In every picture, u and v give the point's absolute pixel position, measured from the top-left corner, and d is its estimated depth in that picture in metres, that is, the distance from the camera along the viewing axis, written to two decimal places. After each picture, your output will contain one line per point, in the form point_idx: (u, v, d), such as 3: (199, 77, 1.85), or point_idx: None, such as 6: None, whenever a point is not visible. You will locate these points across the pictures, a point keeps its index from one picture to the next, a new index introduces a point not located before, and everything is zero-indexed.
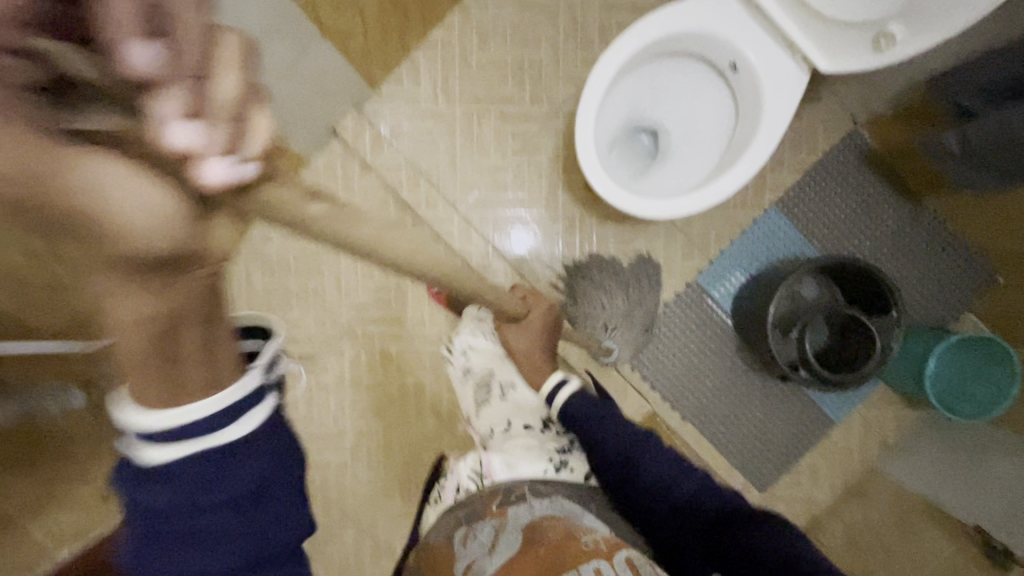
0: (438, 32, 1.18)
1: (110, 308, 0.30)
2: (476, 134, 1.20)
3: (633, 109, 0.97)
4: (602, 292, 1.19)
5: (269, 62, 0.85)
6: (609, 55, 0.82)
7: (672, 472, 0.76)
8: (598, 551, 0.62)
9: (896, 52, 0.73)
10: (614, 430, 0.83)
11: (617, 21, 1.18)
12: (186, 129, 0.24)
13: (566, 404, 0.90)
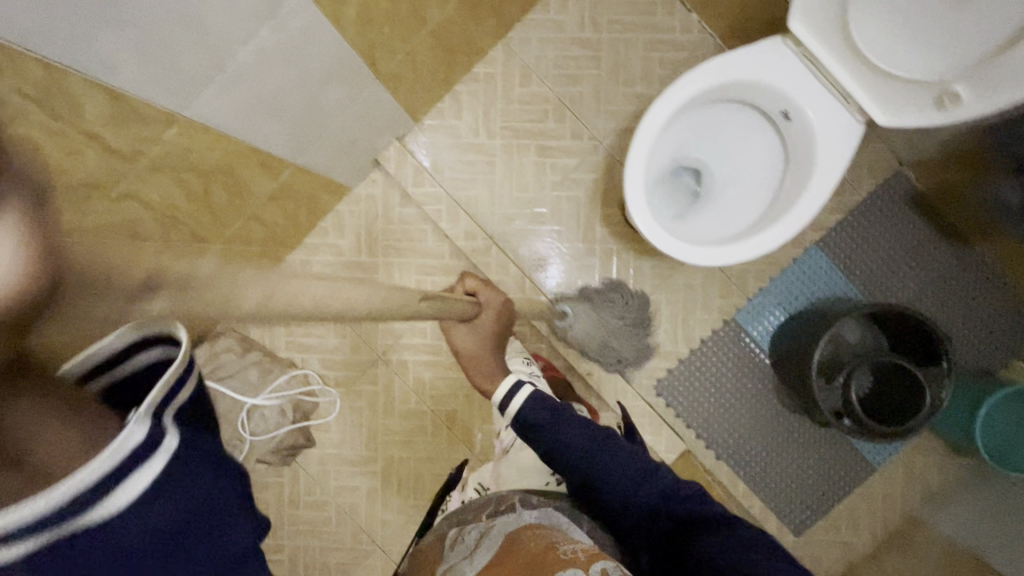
0: (482, 67, 1.20)
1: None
2: (516, 169, 1.21)
3: (678, 152, 0.97)
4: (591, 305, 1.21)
5: (322, 106, 0.87)
6: (661, 104, 0.82)
7: (637, 475, 0.80)
8: (576, 558, 0.62)
9: (963, 111, 0.72)
10: (579, 435, 0.82)
11: (661, 58, 1.18)
12: None
13: (522, 411, 0.87)
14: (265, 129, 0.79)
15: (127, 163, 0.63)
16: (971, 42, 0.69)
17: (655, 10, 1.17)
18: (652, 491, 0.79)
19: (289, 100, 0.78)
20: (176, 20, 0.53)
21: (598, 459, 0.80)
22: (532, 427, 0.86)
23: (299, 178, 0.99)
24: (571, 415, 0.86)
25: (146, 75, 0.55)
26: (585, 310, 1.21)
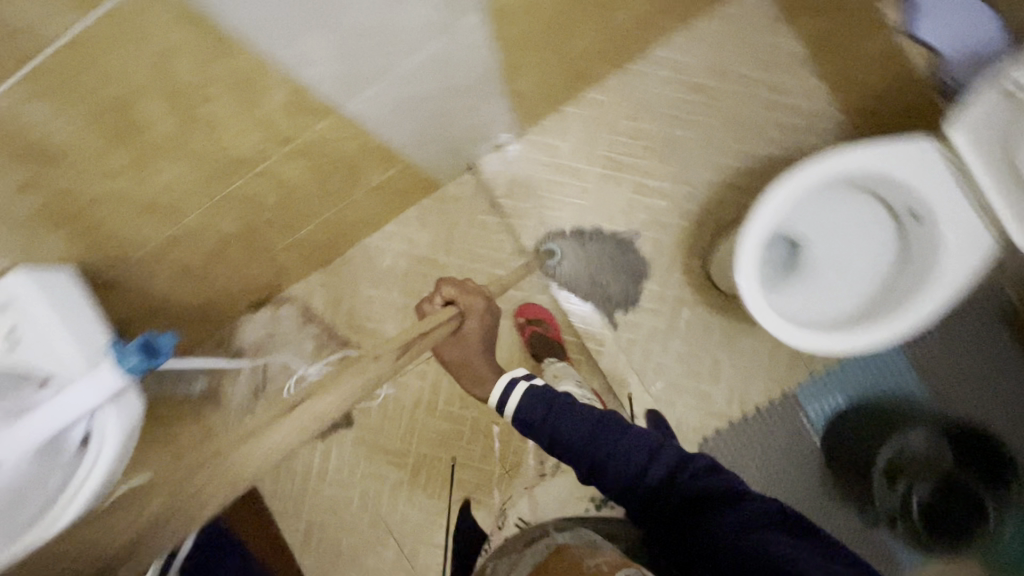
0: (596, 94, 1.20)
1: None
2: (607, 200, 1.21)
3: (787, 224, 0.97)
4: (593, 255, 1.22)
5: (452, 114, 0.88)
6: (792, 176, 0.82)
7: (644, 452, 0.79)
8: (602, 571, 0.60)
9: None
10: (580, 429, 0.78)
11: (777, 121, 1.17)
12: None
13: (518, 409, 0.81)
14: (398, 131, 0.81)
15: (281, 146, 0.64)
16: None
17: (781, 71, 1.16)
18: (661, 469, 0.78)
19: (431, 106, 0.79)
20: (374, 33, 0.54)
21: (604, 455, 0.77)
22: (531, 425, 0.81)
23: (405, 174, 1.00)
24: (570, 405, 0.80)
25: (331, 75, 0.56)
26: (587, 260, 1.22)
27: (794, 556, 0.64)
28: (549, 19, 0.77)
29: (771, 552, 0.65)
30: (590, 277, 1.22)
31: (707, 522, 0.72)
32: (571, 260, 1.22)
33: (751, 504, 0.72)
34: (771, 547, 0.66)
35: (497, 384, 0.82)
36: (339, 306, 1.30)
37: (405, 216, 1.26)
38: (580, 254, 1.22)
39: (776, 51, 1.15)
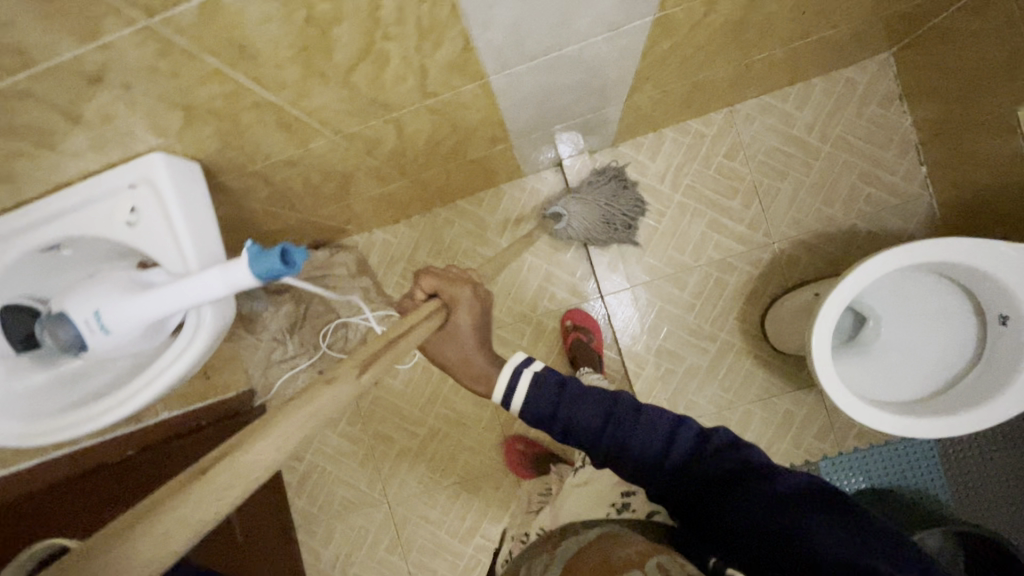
0: (697, 124, 1.20)
1: None
2: (681, 229, 1.22)
3: (867, 296, 0.97)
4: (608, 193, 1.18)
5: (570, 111, 0.89)
6: (891, 254, 0.82)
7: (664, 429, 0.70)
8: (633, 560, 0.62)
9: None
10: (593, 411, 0.72)
11: (870, 194, 1.16)
12: None
13: (527, 406, 0.73)
14: (520, 112, 0.82)
15: (423, 99, 0.66)
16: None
17: (887, 147, 1.15)
18: (682, 448, 0.69)
19: (560, 96, 0.80)
20: (555, 12, 0.55)
21: (623, 436, 0.70)
22: (536, 418, 0.73)
23: (501, 155, 1.02)
24: (582, 391, 0.74)
25: (499, 43, 0.58)
26: (602, 197, 1.18)
27: (822, 542, 0.54)
28: (696, 39, 0.77)
29: (805, 541, 0.55)
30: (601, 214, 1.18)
31: (728, 506, 0.62)
32: (581, 217, 1.16)
33: (777, 483, 0.61)
34: (804, 534, 0.56)
35: (499, 375, 0.73)
36: (394, 266, 1.31)
37: (481, 195, 1.27)
38: (594, 192, 1.18)
39: (887, 127, 1.15)
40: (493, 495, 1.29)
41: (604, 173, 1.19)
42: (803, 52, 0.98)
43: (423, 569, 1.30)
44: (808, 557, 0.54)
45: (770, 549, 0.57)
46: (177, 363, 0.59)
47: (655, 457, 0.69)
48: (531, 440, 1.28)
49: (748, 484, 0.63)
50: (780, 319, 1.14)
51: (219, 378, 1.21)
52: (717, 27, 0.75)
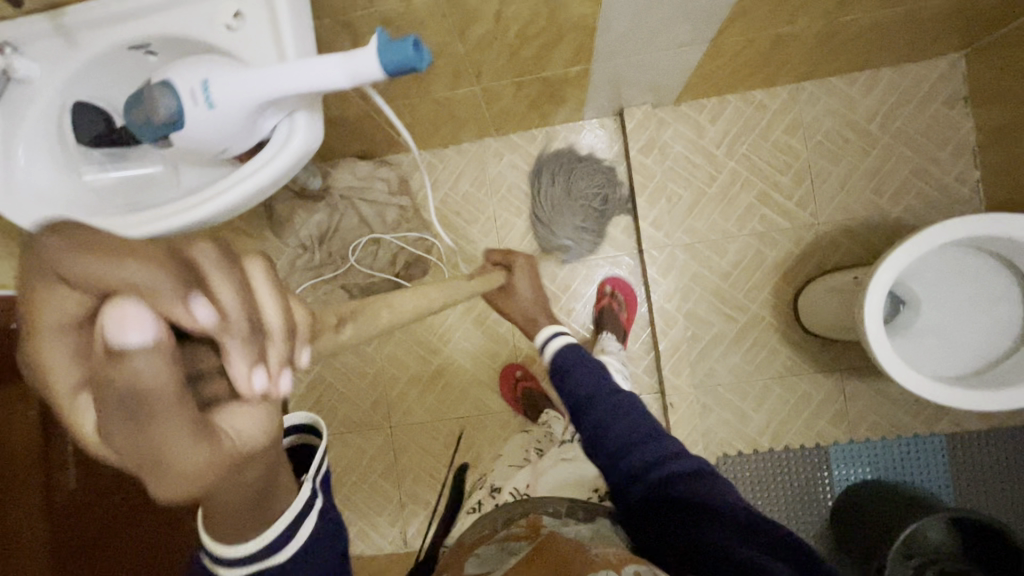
0: (762, 95, 1.20)
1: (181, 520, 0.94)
2: (729, 197, 1.22)
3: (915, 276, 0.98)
4: (575, 194, 1.24)
5: (655, 38, 0.88)
6: (964, 222, 0.83)
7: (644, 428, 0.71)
8: (607, 562, 0.49)
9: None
10: (595, 384, 0.77)
11: (919, 191, 1.17)
12: (257, 367, 0.29)
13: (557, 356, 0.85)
14: (615, 23, 0.81)
15: None
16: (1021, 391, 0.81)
17: (943, 146, 1.17)
18: (658, 457, 0.68)
19: (657, 12, 0.80)
20: None
21: (604, 416, 0.72)
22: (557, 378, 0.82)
23: (576, 79, 1.01)
24: (597, 367, 0.80)
25: None
26: (571, 200, 1.24)
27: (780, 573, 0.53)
28: None
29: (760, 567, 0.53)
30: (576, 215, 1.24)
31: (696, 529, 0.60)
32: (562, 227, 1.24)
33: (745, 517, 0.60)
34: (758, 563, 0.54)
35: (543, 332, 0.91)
36: (434, 190, 1.29)
37: (535, 132, 1.26)
38: (560, 199, 1.25)
39: (946, 128, 1.17)
40: (497, 436, 1.27)
41: (565, 175, 1.24)
42: (885, 28, 0.98)
43: (415, 499, 1.28)
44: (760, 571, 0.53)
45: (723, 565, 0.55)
46: (258, 175, 0.57)
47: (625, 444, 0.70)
48: (529, 372, 1.27)
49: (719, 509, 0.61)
50: (816, 297, 1.14)
51: None
52: None
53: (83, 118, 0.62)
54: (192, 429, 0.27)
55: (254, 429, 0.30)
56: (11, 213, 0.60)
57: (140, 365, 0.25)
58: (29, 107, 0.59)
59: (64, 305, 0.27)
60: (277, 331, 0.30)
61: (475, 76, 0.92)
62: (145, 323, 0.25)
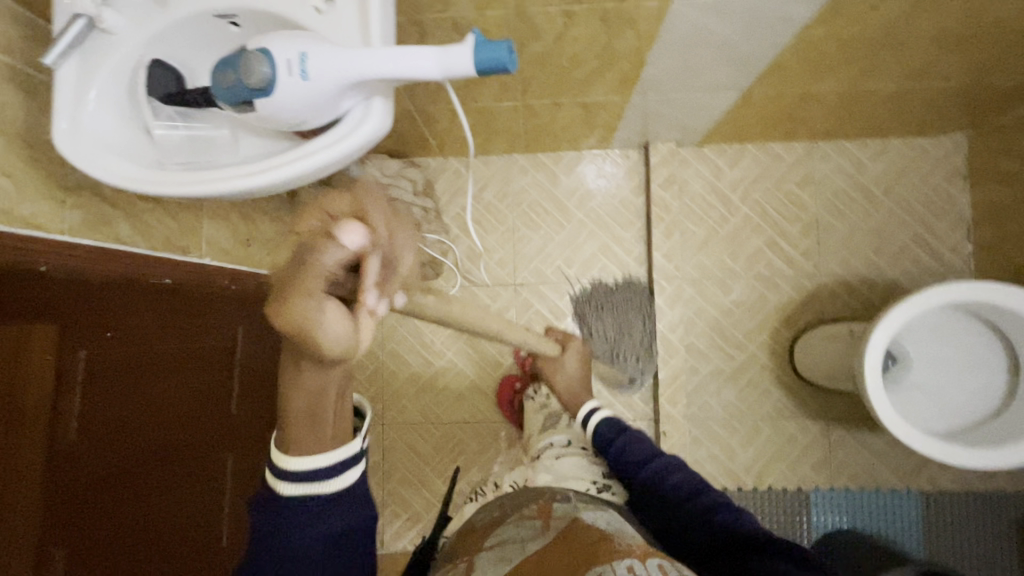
0: (780, 148, 1.27)
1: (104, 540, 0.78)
2: (739, 239, 1.27)
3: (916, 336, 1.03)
4: (620, 318, 1.24)
5: (696, 79, 0.94)
6: (966, 288, 0.89)
7: (686, 481, 0.78)
8: (632, 552, 0.57)
9: (1009, 455, 0.86)
10: (640, 450, 0.85)
11: (916, 256, 1.24)
12: (372, 289, 0.52)
13: (598, 428, 0.94)
14: (662, 59, 0.86)
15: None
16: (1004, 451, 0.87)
17: (941, 218, 1.25)
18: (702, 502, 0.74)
19: (703, 55, 0.85)
20: None
21: (641, 471, 0.82)
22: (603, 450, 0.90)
23: (614, 107, 1.06)
24: (638, 434, 0.89)
25: None
26: (614, 324, 1.24)
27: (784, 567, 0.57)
28: (841, 41, 0.82)
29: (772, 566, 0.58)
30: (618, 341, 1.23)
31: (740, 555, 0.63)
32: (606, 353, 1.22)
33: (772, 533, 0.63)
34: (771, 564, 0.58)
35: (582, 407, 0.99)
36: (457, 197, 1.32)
37: (562, 154, 1.31)
38: (603, 324, 1.23)
39: (945, 200, 1.25)
40: (489, 444, 1.28)
41: (609, 299, 1.26)
42: (902, 101, 1.06)
43: (398, 499, 1.27)
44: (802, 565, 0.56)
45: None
46: (322, 153, 0.58)
47: (665, 494, 0.78)
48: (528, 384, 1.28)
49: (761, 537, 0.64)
50: (812, 344, 1.18)
51: (254, 250, 1.19)
52: (863, 35, 0.81)
53: (158, 76, 0.64)
54: (319, 291, 0.49)
55: (332, 329, 0.49)
56: (72, 154, 0.60)
57: (342, 246, 0.49)
58: (109, 58, 0.61)
59: (331, 205, 0.51)
60: (390, 278, 0.53)
61: (521, 91, 0.96)
62: (355, 234, 0.49)
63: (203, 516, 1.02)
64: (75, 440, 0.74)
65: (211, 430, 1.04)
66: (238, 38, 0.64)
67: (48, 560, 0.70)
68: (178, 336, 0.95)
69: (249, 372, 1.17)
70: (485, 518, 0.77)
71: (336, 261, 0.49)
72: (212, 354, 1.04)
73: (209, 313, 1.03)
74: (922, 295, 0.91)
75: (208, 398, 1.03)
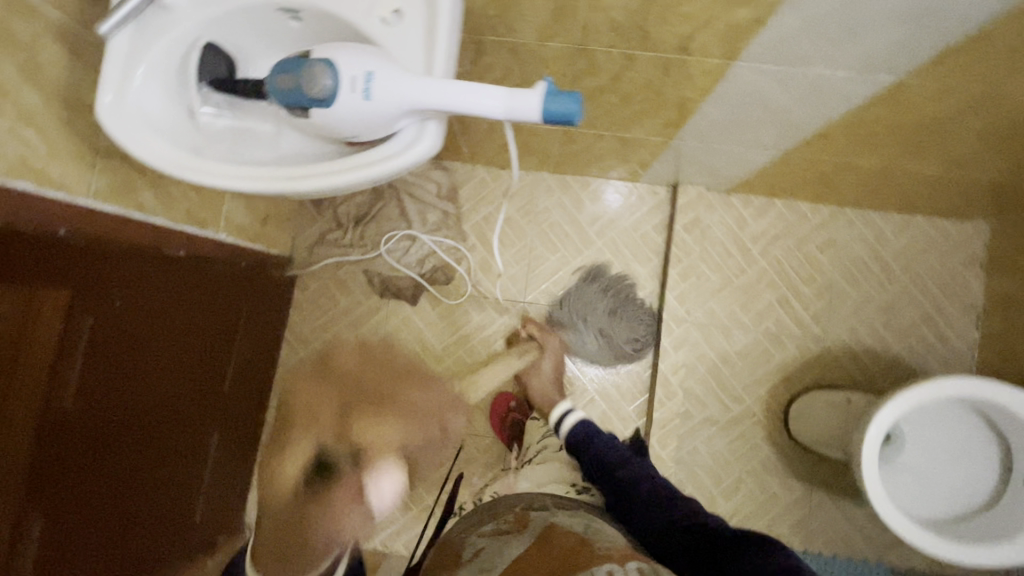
0: (806, 208, 1.27)
1: (80, 510, 0.78)
2: (752, 292, 1.27)
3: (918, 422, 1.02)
4: (602, 313, 1.25)
5: (740, 134, 0.94)
6: (973, 384, 0.90)
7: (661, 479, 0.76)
8: (608, 556, 0.57)
9: (995, 554, 0.86)
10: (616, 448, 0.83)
11: (923, 335, 1.25)
12: (387, 500, 0.94)
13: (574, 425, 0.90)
14: (711, 111, 0.86)
15: (675, 49, 0.68)
16: (989, 549, 0.87)
17: (953, 301, 1.25)
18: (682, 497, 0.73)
19: (753, 114, 0.85)
20: (848, 25, 0.59)
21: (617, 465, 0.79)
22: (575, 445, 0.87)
23: (652, 146, 1.05)
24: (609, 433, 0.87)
25: (788, 28, 0.61)
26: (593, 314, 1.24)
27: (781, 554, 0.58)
28: (892, 122, 0.82)
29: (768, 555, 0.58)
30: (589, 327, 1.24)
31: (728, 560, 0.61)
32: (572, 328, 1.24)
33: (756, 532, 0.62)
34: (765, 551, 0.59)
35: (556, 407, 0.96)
36: (480, 207, 1.30)
37: (590, 180, 1.30)
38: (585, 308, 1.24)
39: (961, 285, 1.25)
40: (473, 458, 1.27)
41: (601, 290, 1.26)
42: (936, 185, 1.06)
43: None
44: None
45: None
46: (366, 170, 0.58)
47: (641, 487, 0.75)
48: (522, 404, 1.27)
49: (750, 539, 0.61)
50: (810, 409, 1.19)
51: (270, 230, 1.18)
52: (914, 121, 0.81)
53: (210, 60, 0.63)
54: (358, 518, 0.91)
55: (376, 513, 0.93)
56: (114, 130, 0.59)
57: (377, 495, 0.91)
58: (162, 36, 0.59)
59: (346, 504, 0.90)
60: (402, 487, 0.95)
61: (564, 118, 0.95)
62: (384, 495, 0.92)
63: (182, 490, 1.02)
64: (69, 410, 0.73)
65: (201, 407, 1.03)
66: (297, 33, 0.63)
67: (26, 527, 0.69)
68: (183, 309, 0.94)
69: (246, 348, 1.15)
70: (463, 527, 0.79)
71: (352, 497, 0.90)
72: (215, 326, 1.03)
73: (218, 287, 1.02)
74: (928, 383, 0.92)
75: (204, 373, 1.02)
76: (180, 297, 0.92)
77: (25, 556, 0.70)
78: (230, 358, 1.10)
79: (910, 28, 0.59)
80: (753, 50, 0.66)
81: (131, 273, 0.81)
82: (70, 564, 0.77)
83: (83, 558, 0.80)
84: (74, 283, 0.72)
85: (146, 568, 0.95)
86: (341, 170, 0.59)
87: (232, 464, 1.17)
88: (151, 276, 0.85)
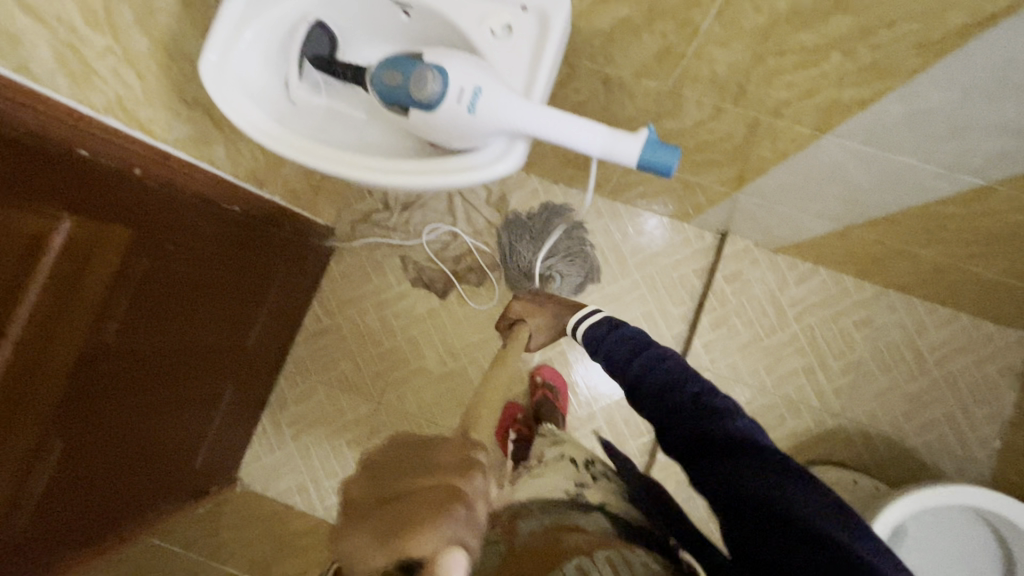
0: (851, 283, 1.26)
1: (95, 444, 0.79)
2: (779, 354, 1.26)
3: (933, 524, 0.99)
4: (573, 250, 1.25)
5: (806, 201, 0.93)
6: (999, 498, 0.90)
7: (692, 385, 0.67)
8: (578, 548, 0.52)
9: None
10: (625, 346, 0.75)
11: (943, 435, 1.23)
12: None
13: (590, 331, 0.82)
14: (784, 175, 0.85)
15: (766, 112, 0.68)
16: None
17: (981, 407, 1.23)
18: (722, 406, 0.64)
19: (825, 186, 0.84)
20: (953, 125, 0.59)
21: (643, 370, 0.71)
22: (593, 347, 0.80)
23: (713, 193, 1.04)
24: (625, 331, 0.78)
25: (890, 114, 0.60)
26: (567, 250, 1.25)
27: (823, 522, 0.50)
28: (964, 223, 0.81)
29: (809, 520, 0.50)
30: (562, 256, 1.25)
31: (742, 477, 0.56)
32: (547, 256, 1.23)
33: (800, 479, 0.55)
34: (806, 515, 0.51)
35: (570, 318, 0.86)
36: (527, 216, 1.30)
37: (639, 212, 1.30)
38: (562, 244, 1.25)
39: (991, 393, 1.23)
40: None
41: (575, 236, 1.26)
42: (991, 289, 1.04)
43: None
44: (811, 529, 0.50)
45: (793, 540, 0.50)
46: (448, 176, 0.58)
47: (667, 387, 0.68)
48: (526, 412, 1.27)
49: (779, 465, 0.56)
50: None
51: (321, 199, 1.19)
52: (987, 226, 0.80)
53: (314, 37, 0.64)
54: None
55: None
56: (213, 86, 0.59)
57: None
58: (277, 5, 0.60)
59: None
60: None
61: None
62: None
63: (188, 436, 1.03)
64: (108, 341, 0.74)
65: (222, 360, 1.04)
66: (402, 27, 0.63)
67: (47, 446, 0.70)
68: (230, 260, 0.95)
69: (275, 308, 1.17)
70: None
71: None
72: (252, 283, 1.04)
73: (264, 245, 1.04)
74: (956, 486, 0.91)
75: (232, 326, 1.04)
76: (228, 249, 0.94)
77: (38, 479, 0.71)
78: (258, 317, 1.12)
79: (1012, 142, 0.59)
80: (847, 127, 0.65)
81: (190, 221, 0.83)
82: (74, 493, 0.79)
83: (87, 489, 0.81)
84: (139, 221, 0.73)
85: (139, 506, 0.96)
86: (420, 171, 0.60)
87: (236, 419, 1.19)
88: (208, 227, 0.87)
